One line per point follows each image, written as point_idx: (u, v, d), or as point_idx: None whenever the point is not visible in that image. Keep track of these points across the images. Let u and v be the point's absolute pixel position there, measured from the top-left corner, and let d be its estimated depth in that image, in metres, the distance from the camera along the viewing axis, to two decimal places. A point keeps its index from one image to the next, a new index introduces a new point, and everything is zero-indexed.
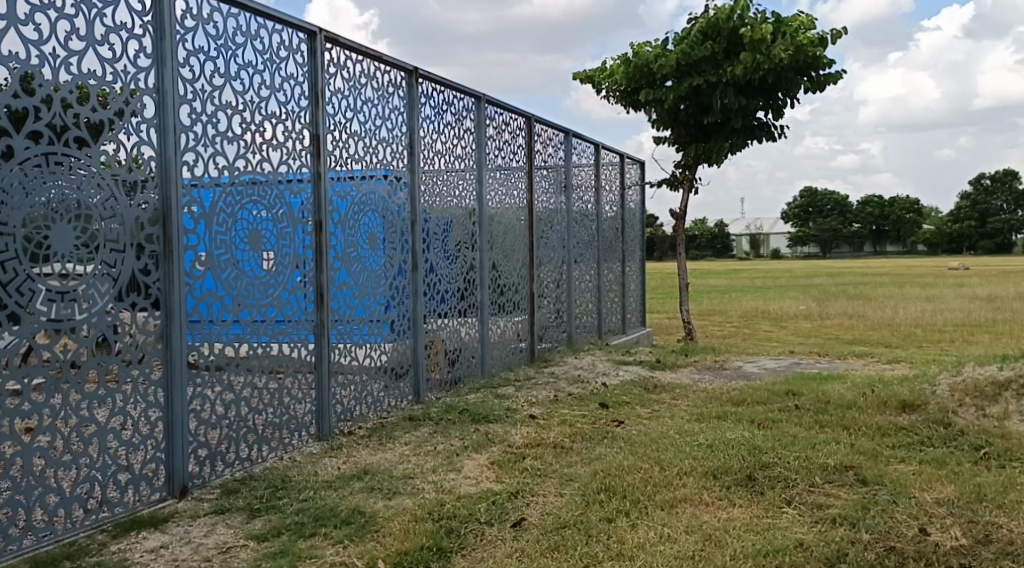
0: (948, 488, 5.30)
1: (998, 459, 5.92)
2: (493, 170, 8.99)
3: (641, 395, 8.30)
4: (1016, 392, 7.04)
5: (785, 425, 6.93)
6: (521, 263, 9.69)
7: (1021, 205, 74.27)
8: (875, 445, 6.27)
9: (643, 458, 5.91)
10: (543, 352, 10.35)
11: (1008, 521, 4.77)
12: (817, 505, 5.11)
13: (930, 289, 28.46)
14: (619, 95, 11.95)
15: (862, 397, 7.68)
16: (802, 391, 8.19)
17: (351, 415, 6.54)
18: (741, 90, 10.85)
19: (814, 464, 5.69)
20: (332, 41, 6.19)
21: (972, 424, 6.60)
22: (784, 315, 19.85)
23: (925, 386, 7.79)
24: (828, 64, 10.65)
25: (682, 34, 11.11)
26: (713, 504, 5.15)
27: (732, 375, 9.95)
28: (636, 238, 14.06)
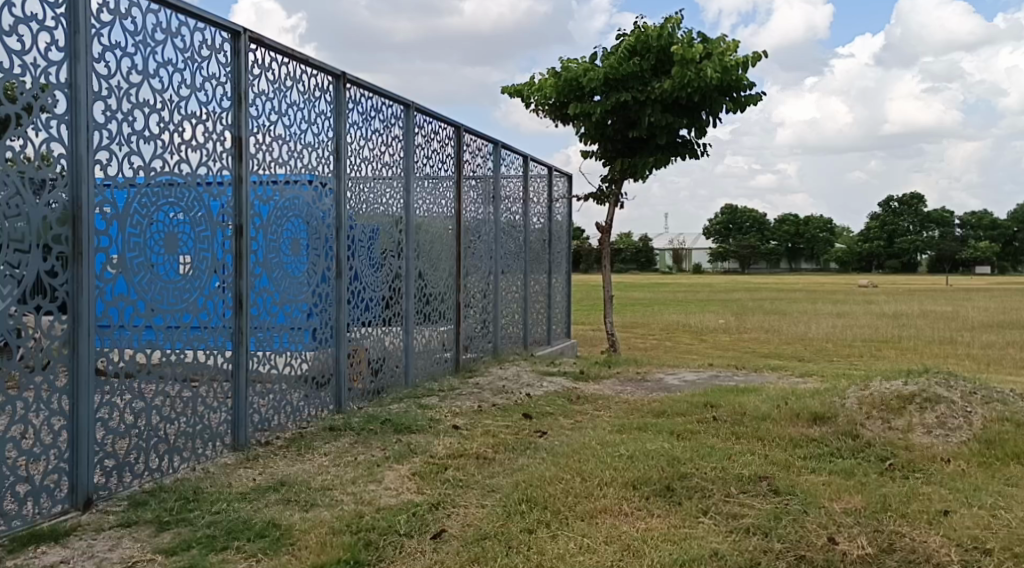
0: (855, 498, 5.47)
1: (902, 470, 6.14)
2: (421, 179, 8.94)
3: (564, 405, 8.35)
4: (920, 404, 7.29)
5: (703, 437, 7.06)
6: (447, 273, 9.65)
7: (927, 226, 77.58)
8: (788, 457, 6.43)
9: (564, 469, 5.93)
10: (468, 362, 10.31)
11: (911, 531, 4.94)
12: (731, 515, 5.20)
13: (842, 304, 29.47)
14: (548, 108, 12.05)
15: (776, 409, 7.88)
16: (719, 403, 8.36)
17: (269, 425, 6.39)
18: (668, 107, 11.04)
19: (730, 475, 5.80)
20: (256, 41, 6.07)
21: (878, 436, 6.84)
22: (704, 328, 20.28)
23: (835, 399, 8.04)
24: (750, 85, 10.94)
25: (611, 51, 11.27)
26: (632, 514, 5.20)
27: (653, 387, 10.08)
28: (562, 250, 14.15)
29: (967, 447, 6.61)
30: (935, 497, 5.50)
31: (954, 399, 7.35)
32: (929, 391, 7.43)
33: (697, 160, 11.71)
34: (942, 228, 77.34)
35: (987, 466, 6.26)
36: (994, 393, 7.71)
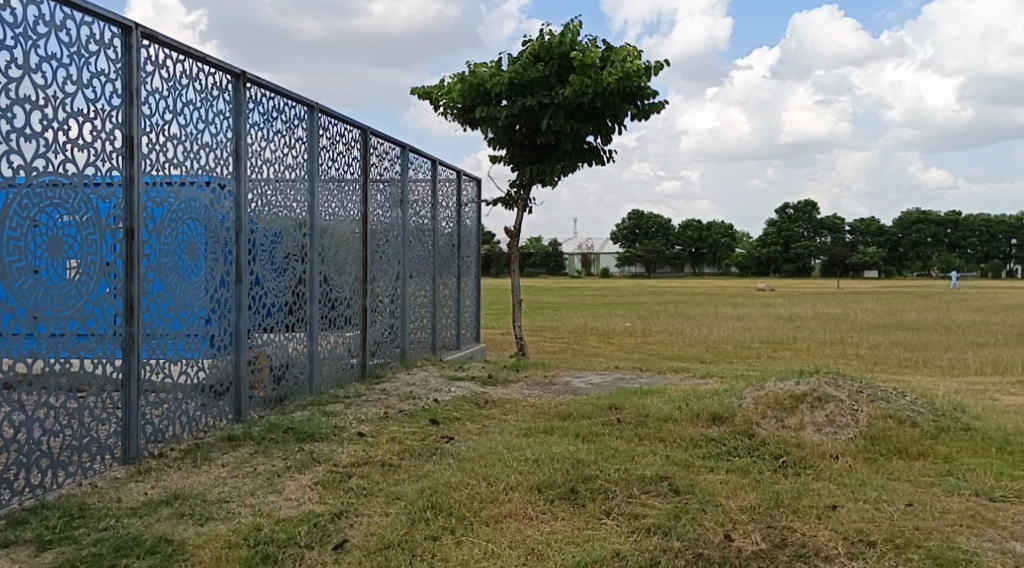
0: (750, 496, 5.64)
1: (794, 467, 6.37)
2: (326, 181, 8.79)
3: (471, 410, 8.34)
4: (811, 403, 7.57)
5: (608, 438, 7.16)
6: (353, 277, 9.51)
7: (820, 232, 80.84)
8: (688, 456, 6.59)
9: (470, 474, 5.92)
10: (375, 368, 10.19)
11: (801, 525, 5.13)
12: (633, 515, 5.29)
13: (742, 307, 30.47)
14: (455, 112, 12.04)
15: (677, 410, 8.06)
16: (624, 406, 8.49)
17: (163, 436, 6.16)
18: (572, 113, 11.19)
19: (632, 476, 5.90)
20: (150, 37, 5.86)
21: (772, 435, 7.07)
22: (610, 331, 20.62)
23: (733, 399, 8.28)
24: (652, 93, 11.20)
25: (517, 56, 11.35)
26: (536, 518, 5.23)
27: (560, 390, 10.17)
28: (471, 254, 14.12)
29: (854, 443, 6.91)
30: (824, 492, 5.72)
31: (842, 398, 7.66)
32: (820, 391, 7.73)
33: (603, 165, 11.88)
34: (834, 234, 80.73)
35: (872, 462, 6.56)
36: (879, 391, 8.07)
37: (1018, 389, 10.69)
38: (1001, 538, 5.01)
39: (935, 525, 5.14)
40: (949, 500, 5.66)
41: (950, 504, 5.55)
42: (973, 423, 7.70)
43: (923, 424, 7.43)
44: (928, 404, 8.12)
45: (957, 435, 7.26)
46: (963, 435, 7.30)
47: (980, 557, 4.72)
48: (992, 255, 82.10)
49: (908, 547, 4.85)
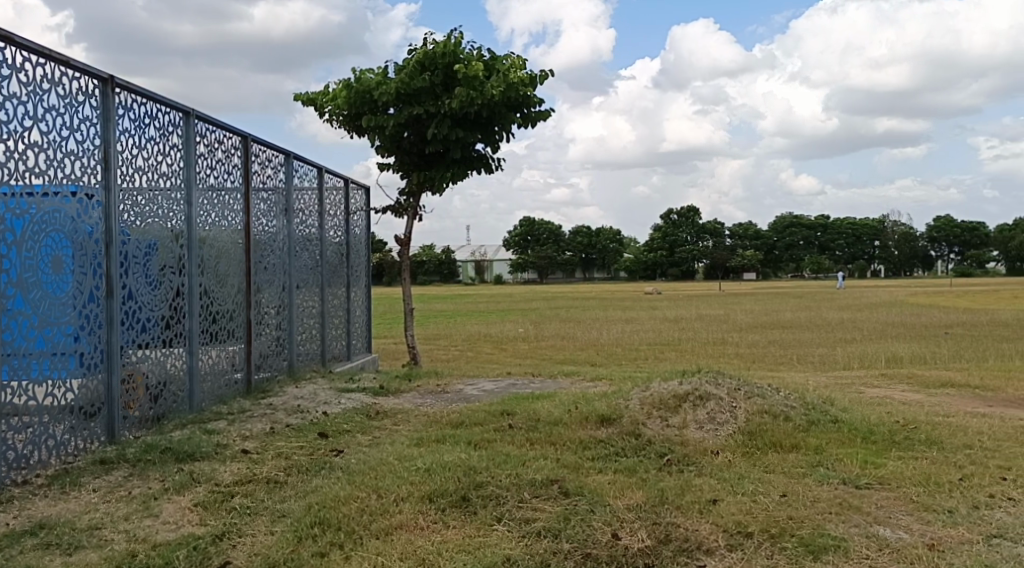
0: (637, 494, 5.77)
1: (678, 464, 6.56)
2: (205, 190, 8.49)
3: (362, 422, 8.21)
4: (693, 402, 7.81)
5: (499, 444, 7.19)
6: (236, 289, 9.21)
7: (703, 237, 83.69)
8: (578, 459, 6.68)
9: (360, 487, 5.81)
10: (261, 382, 9.89)
11: (684, 521, 5.27)
12: (524, 520, 5.32)
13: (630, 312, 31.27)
14: (341, 120, 11.86)
15: (567, 414, 8.17)
16: (515, 411, 8.55)
17: (27, 462, 5.82)
18: (459, 122, 11.20)
19: (523, 481, 5.94)
20: (5, 39, 5.53)
21: (657, 434, 7.26)
22: (503, 337, 20.75)
23: (620, 401, 8.45)
24: (538, 102, 11.32)
25: (402, 64, 11.28)
26: (427, 528, 5.19)
27: (452, 398, 10.16)
28: (360, 263, 13.92)
29: (733, 439, 7.16)
30: (706, 487, 5.91)
31: (722, 395, 7.94)
32: (701, 389, 7.99)
33: (492, 173, 11.94)
34: (715, 238, 83.73)
35: (750, 456, 6.82)
36: (756, 388, 8.40)
37: (881, 381, 11.33)
38: (867, 523, 5.29)
39: (807, 514, 5.38)
40: (819, 489, 5.94)
41: (820, 493, 5.82)
42: (841, 415, 8.11)
43: (796, 417, 7.78)
44: (801, 399, 8.50)
45: (826, 427, 7.63)
46: (832, 427, 7.67)
47: (847, 542, 4.96)
48: (859, 256, 86.96)
49: (782, 536, 5.06)
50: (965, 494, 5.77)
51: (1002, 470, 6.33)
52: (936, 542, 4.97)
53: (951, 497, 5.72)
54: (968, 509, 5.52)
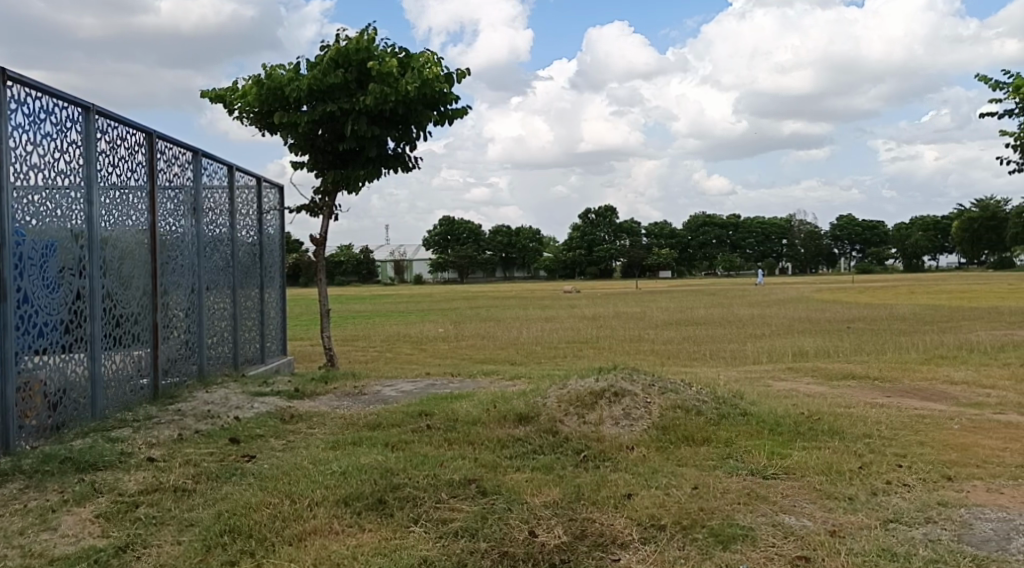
0: (554, 491, 5.80)
1: (594, 460, 6.62)
2: (106, 188, 8.16)
3: (275, 426, 8.03)
4: (609, 398, 7.90)
5: (416, 445, 7.12)
6: (141, 291, 8.90)
7: (619, 236, 84.99)
8: (495, 457, 6.68)
9: (272, 493, 5.69)
10: (170, 388, 9.59)
11: (600, 516, 5.33)
12: (440, 520, 5.29)
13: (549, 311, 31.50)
14: (252, 117, 11.56)
15: (485, 413, 8.16)
16: (433, 411, 8.51)
17: None
18: (374, 119, 11.07)
19: (440, 481, 5.90)
20: None
21: (574, 431, 7.32)
22: (422, 337, 20.63)
23: (538, 399, 8.50)
24: (454, 100, 11.28)
25: (315, 61, 11.09)
26: (342, 532, 5.11)
27: (369, 400, 10.03)
28: (274, 263, 13.62)
29: (647, 434, 7.28)
30: (621, 482, 5.99)
31: (636, 391, 8.05)
32: (616, 386, 8.09)
33: (408, 172, 11.83)
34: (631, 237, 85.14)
35: (663, 450, 6.93)
36: (669, 383, 8.54)
37: (789, 375, 11.68)
38: (773, 512, 5.44)
39: (716, 505, 5.50)
40: (729, 480, 6.09)
41: (730, 484, 5.96)
42: (749, 408, 8.33)
43: (707, 411, 7.94)
44: (712, 393, 8.70)
45: (736, 420, 7.82)
46: (741, 420, 7.87)
47: (754, 531, 5.10)
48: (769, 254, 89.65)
49: (693, 528, 5.16)
50: (864, 482, 6.00)
51: (899, 457, 6.61)
52: (837, 529, 5.15)
53: (851, 484, 5.94)
54: (867, 495, 5.73)
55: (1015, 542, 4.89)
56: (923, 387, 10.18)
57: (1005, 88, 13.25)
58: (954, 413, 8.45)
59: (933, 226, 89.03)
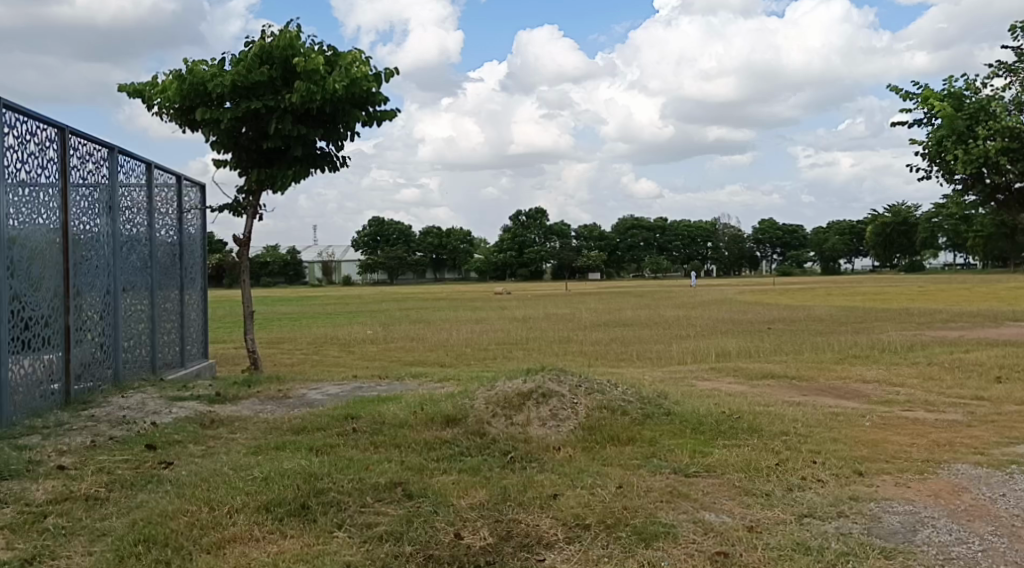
0: (480, 493, 5.79)
1: (521, 462, 6.63)
2: (14, 185, 7.84)
3: (195, 431, 7.82)
4: (536, 399, 7.93)
5: (342, 449, 7.03)
6: (52, 293, 8.57)
7: (549, 238, 85.63)
8: (422, 460, 6.64)
9: (190, 500, 5.53)
10: (82, 393, 9.25)
11: (525, 516, 5.35)
12: (365, 525, 5.23)
13: (479, 312, 31.56)
14: (172, 114, 11.23)
15: (412, 416, 8.10)
16: (359, 414, 8.41)
17: None
18: (300, 118, 10.88)
19: (365, 485, 5.84)
20: None
21: (501, 432, 7.33)
22: (350, 339, 20.39)
23: (465, 401, 8.48)
24: (383, 99, 11.17)
25: (238, 57, 10.86)
26: (263, 539, 5.01)
27: (293, 403, 9.86)
28: (195, 263, 13.27)
29: (574, 434, 7.33)
30: (547, 482, 6.02)
31: (563, 392, 8.10)
32: (544, 387, 8.12)
33: (335, 172, 11.67)
34: (561, 239, 85.87)
35: (589, 450, 6.99)
36: (595, 384, 8.63)
37: (712, 375, 11.93)
38: (694, 509, 5.53)
39: (640, 503, 5.58)
40: (652, 479, 6.18)
41: (653, 483, 6.05)
42: (673, 408, 8.46)
43: (632, 411, 8.05)
44: (638, 393, 8.81)
45: (660, 420, 7.94)
46: (665, 419, 7.99)
47: (676, 528, 5.18)
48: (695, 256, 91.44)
49: (617, 526, 5.21)
50: (781, 478, 6.16)
51: (813, 454, 6.80)
52: (755, 524, 5.26)
53: (769, 481, 6.09)
54: (783, 491, 5.88)
55: (921, 534, 5.07)
56: (838, 386, 10.52)
57: (914, 98, 13.84)
58: (866, 410, 8.76)
59: (850, 230, 92.15)
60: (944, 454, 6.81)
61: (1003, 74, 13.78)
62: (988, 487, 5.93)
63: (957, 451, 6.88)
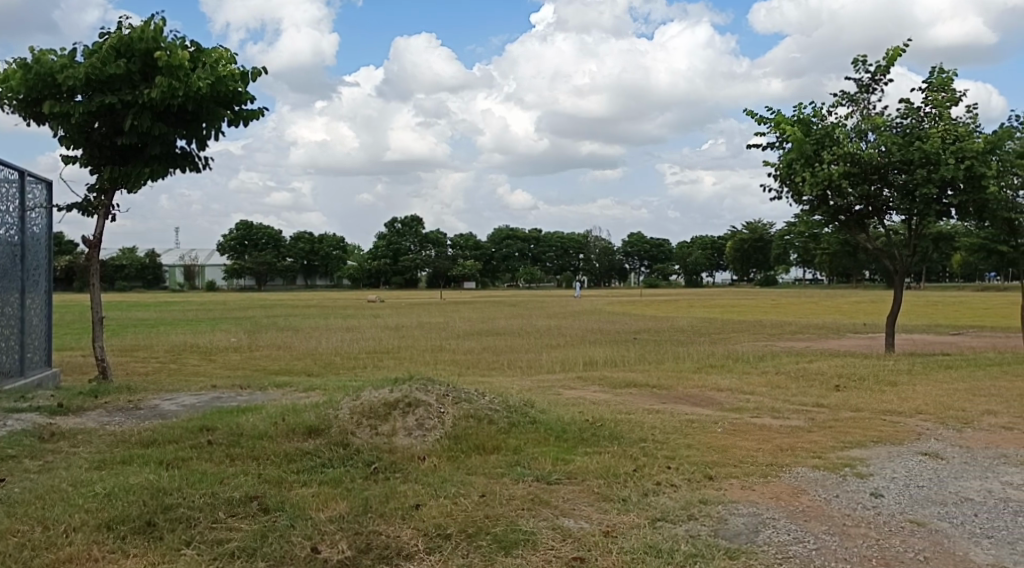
0: (340, 505, 5.67)
1: (385, 472, 6.54)
2: None
3: (33, 445, 7.32)
4: (402, 409, 7.85)
5: (195, 463, 6.73)
6: None
7: (424, 246, 85.45)
8: (281, 473, 6.44)
9: (21, 520, 5.17)
10: None
11: (386, 528, 5.27)
12: (216, 542, 5.02)
13: (351, 319, 31.10)
14: (16, 105, 10.50)
15: (273, 426, 7.87)
16: (216, 425, 8.09)
17: None
18: (160, 115, 10.39)
19: (218, 500, 5.62)
20: None
21: (366, 443, 7.22)
22: (213, 347, 19.66)
23: (329, 411, 8.30)
24: (251, 100, 10.82)
25: (92, 48, 10.29)
26: (103, 559, 4.74)
27: (145, 415, 9.39)
28: (39, 265, 12.45)
29: (439, 444, 7.31)
30: (410, 493, 5.96)
31: (430, 402, 8.06)
32: (410, 396, 8.05)
33: (197, 172, 11.20)
34: (436, 248, 85.89)
35: (454, 460, 6.98)
36: (463, 392, 8.64)
37: (578, 383, 12.19)
38: (554, 516, 5.61)
39: (501, 511, 5.61)
40: (515, 486, 6.23)
41: (516, 490, 6.10)
42: (538, 416, 8.56)
43: (498, 420, 8.10)
44: (504, 402, 8.87)
45: (525, 428, 8.02)
46: (530, 427, 8.08)
47: (535, 535, 5.23)
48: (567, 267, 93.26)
49: (478, 535, 5.22)
50: (637, 483, 6.33)
51: (668, 459, 7.03)
52: (611, 528, 5.39)
53: (626, 486, 6.25)
54: (639, 496, 6.05)
55: (762, 534, 5.33)
56: (694, 394, 10.96)
57: (768, 122, 14.66)
58: (718, 417, 9.16)
59: (712, 245, 96.37)
60: (786, 458, 7.20)
61: (846, 102, 14.78)
62: (824, 489, 6.30)
63: (798, 455, 7.29)
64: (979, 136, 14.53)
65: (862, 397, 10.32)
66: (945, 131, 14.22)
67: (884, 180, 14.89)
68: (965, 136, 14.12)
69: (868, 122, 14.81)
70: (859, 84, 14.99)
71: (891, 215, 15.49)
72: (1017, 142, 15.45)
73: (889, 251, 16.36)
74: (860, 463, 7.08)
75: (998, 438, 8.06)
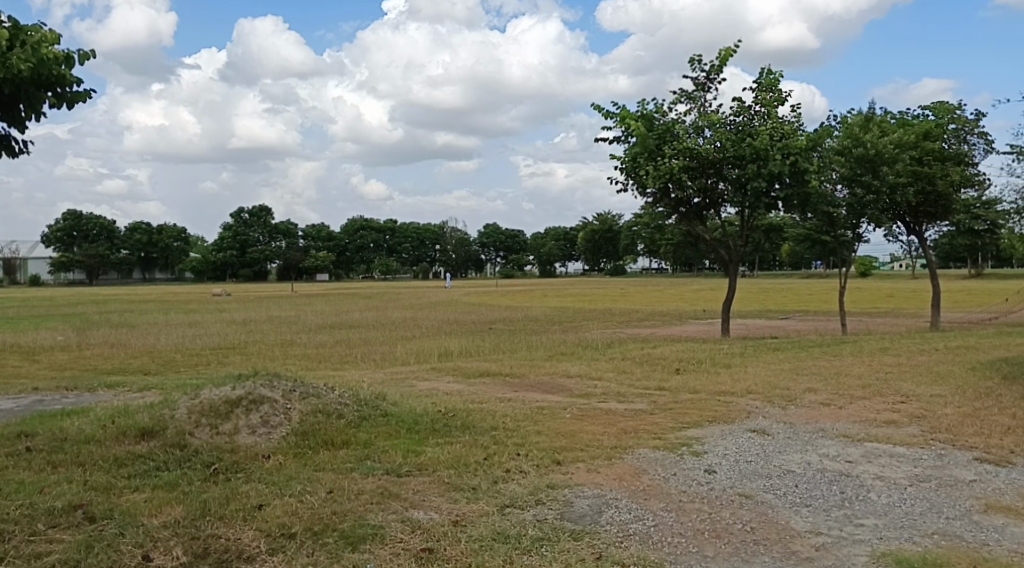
0: (176, 509, 5.39)
1: (225, 473, 6.27)
2: None
3: None
4: (245, 407, 7.52)
5: (10, 472, 6.21)
6: None
7: (274, 237, 82.86)
8: (110, 478, 6.05)
9: None
10: None
11: (226, 530, 5.05)
12: (33, 556, 4.66)
13: (196, 314, 29.71)
14: None
15: (102, 430, 7.39)
16: (36, 431, 7.50)
17: None
18: None
19: (37, 511, 5.22)
20: None
21: (205, 443, 6.91)
22: (37, 347, 18.27)
23: (164, 411, 7.86)
24: None
25: None
26: None
27: None
28: None
29: (284, 441, 7.08)
30: (252, 493, 5.74)
31: (276, 398, 7.75)
32: (254, 393, 7.72)
33: None
34: (286, 239, 83.57)
35: (300, 457, 6.77)
36: (310, 388, 8.40)
37: (431, 374, 12.15)
38: (403, 509, 5.55)
39: (348, 507, 5.49)
40: (363, 481, 6.11)
41: (364, 485, 5.99)
42: (389, 409, 8.45)
43: (348, 414, 7.94)
44: (353, 396, 8.69)
45: (376, 422, 7.89)
46: (380, 421, 7.95)
47: (383, 529, 5.15)
48: None
49: (324, 532, 5.09)
50: (486, 472, 6.37)
51: (518, 447, 7.11)
52: (459, 518, 5.39)
53: (475, 475, 6.26)
54: (488, 484, 6.09)
55: (605, 514, 5.48)
56: (544, 381, 11.15)
57: (612, 116, 15.08)
58: (566, 403, 9.36)
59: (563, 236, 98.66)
60: (629, 440, 7.44)
61: (685, 98, 15.41)
62: (662, 468, 6.55)
63: (640, 437, 7.54)
64: (802, 134, 15.52)
65: (700, 380, 10.83)
66: (772, 128, 15.08)
67: (719, 174, 15.63)
68: (790, 133, 15.06)
69: (704, 118, 15.49)
70: (696, 81, 15.67)
71: (726, 207, 16.29)
72: (835, 140, 16.62)
73: (724, 241, 17.20)
74: (697, 442, 7.41)
75: (817, 413, 8.65)
